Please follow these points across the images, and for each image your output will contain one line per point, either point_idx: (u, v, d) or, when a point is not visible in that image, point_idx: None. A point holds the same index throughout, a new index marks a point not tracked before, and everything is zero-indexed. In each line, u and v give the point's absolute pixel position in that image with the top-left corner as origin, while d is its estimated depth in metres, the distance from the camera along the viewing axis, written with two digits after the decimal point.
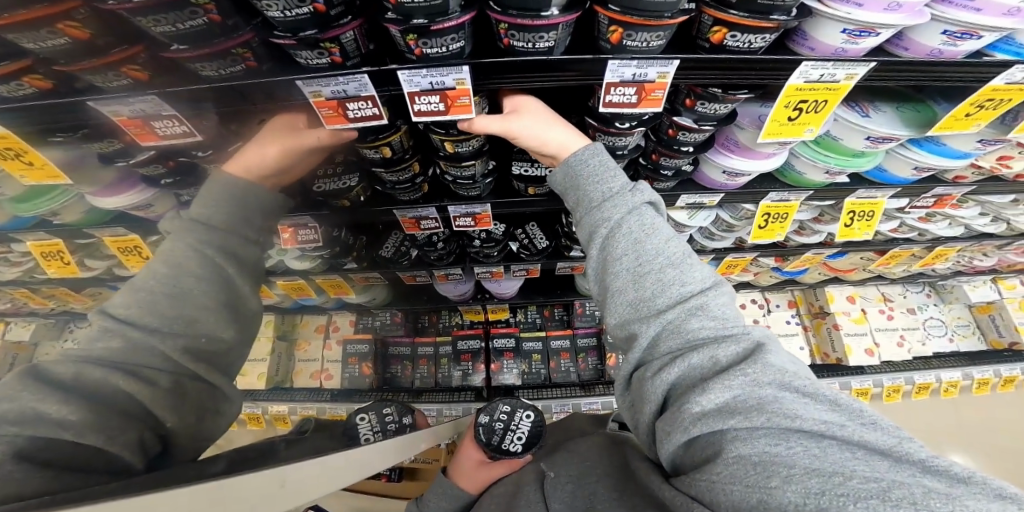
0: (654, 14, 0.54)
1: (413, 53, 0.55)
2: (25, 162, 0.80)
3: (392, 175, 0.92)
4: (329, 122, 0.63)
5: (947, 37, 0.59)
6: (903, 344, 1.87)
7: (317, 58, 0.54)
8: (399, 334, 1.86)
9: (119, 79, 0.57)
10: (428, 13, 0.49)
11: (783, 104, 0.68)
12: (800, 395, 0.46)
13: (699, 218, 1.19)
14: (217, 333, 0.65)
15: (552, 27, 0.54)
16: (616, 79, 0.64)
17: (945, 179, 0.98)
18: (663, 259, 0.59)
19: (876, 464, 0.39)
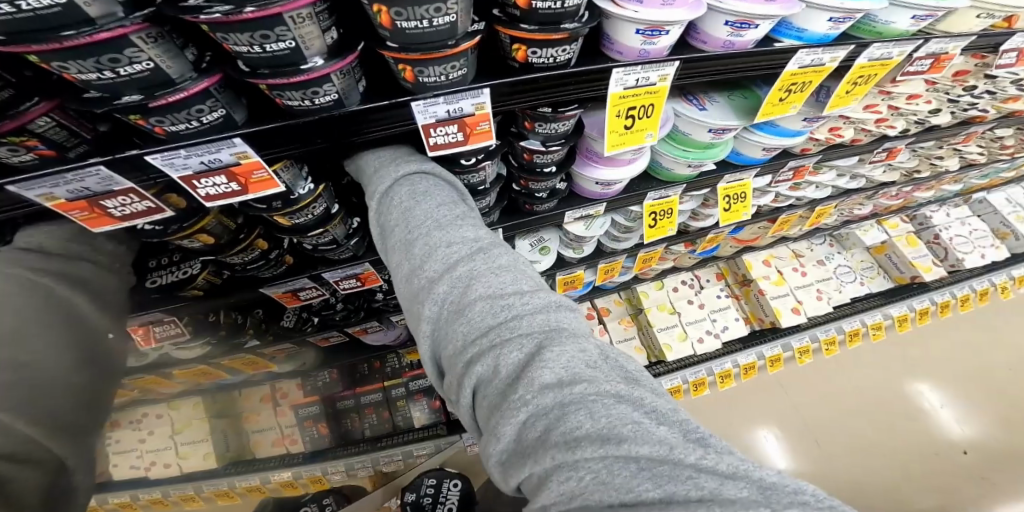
0: (435, 46, 0.49)
1: (157, 132, 0.46)
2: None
3: (236, 257, 0.74)
4: (90, 226, 0.52)
5: (730, 28, 0.60)
6: (822, 297, 1.95)
7: (12, 155, 0.43)
8: (340, 390, 1.55)
9: None
10: (141, 87, 0.41)
11: (614, 114, 0.67)
12: (589, 396, 0.39)
13: (596, 227, 1.15)
14: (65, 378, 0.50)
15: (322, 77, 0.47)
16: (432, 119, 0.58)
17: (795, 152, 1.04)
18: (430, 225, 0.54)
19: (659, 473, 0.33)
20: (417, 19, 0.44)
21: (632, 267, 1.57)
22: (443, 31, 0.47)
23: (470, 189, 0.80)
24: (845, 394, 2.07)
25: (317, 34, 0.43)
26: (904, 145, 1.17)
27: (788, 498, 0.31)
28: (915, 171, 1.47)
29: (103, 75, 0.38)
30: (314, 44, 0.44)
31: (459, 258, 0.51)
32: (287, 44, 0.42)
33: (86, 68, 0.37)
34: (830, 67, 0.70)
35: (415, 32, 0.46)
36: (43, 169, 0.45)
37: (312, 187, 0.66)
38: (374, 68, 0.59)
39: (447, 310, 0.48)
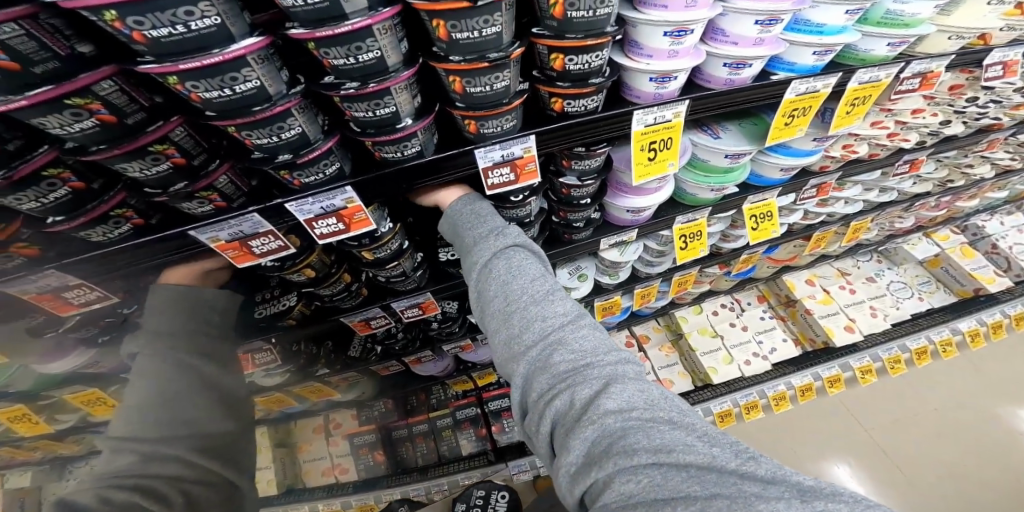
0: (495, 104, 0.63)
1: (294, 184, 0.62)
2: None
3: (327, 289, 0.89)
4: (237, 261, 0.67)
5: (729, 68, 0.73)
6: (876, 313, 1.89)
7: (200, 207, 0.59)
8: (395, 418, 1.67)
9: (11, 261, 0.55)
10: (292, 148, 0.56)
11: (638, 148, 0.79)
12: (647, 423, 0.50)
13: (630, 252, 1.23)
14: (215, 426, 0.72)
15: (411, 135, 0.62)
16: (490, 163, 0.72)
17: (814, 170, 1.11)
18: (523, 295, 0.66)
19: (707, 478, 0.43)
20: (482, 85, 0.59)
21: (668, 292, 1.62)
22: (500, 92, 0.62)
23: (517, 222, 0.92)
24: (916, 414, 1.92)
25: (408, 100, 0.58)
26: (924, 157, 1.21)
27: (821, 497, 0.40)
28: (948, 180, 1.48)
29: (271, 140, 0.54)
30: (406, 107, 0.59)
31: (552, 327, 0.62)
32: (390, 109, 0.57)
33: (263, 135, 0.52)
34: (824, 92, 0.80)
35: (479, 94, 0.61)
36: (216, 216, 0.61)
37: (391, 225, 0.81)
38: (442, 125, 0.75)
39: (535, 364, 0.60)
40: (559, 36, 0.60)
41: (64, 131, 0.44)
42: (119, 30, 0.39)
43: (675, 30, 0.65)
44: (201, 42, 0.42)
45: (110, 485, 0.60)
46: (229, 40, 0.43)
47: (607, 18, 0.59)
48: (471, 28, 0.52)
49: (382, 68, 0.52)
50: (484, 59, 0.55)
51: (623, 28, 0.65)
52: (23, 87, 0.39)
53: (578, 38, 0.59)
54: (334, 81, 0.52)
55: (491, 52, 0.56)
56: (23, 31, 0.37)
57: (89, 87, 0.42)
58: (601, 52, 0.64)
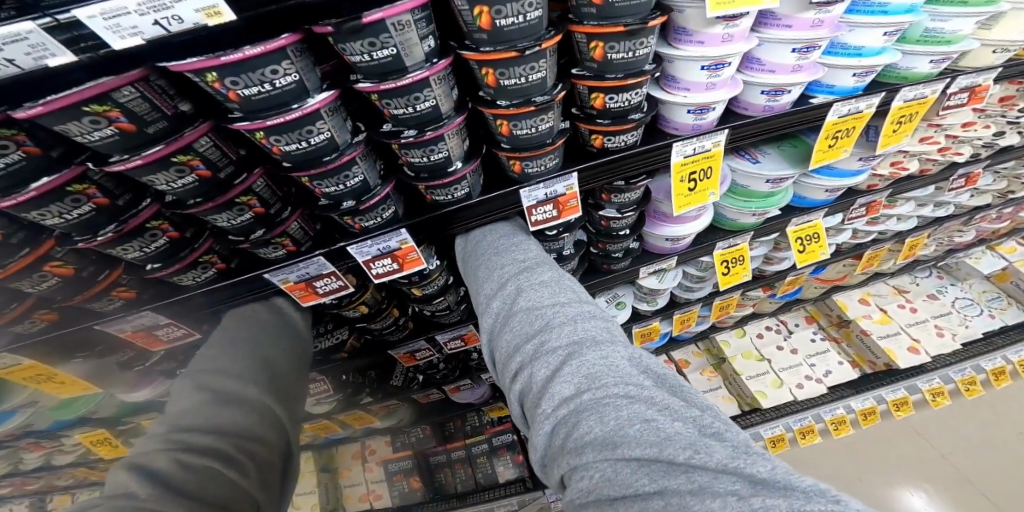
0: (538, 145, 0.68)
1: (355, 228, 0.69)
2: (56, 383, 0.82)
3: (378, 323, 0.95)
4: (303, 300, 0.76)
5: (767, 95, 0.74)
6: (943, 333, 1.76)
7: (274, 251, 0.69)
8: (432, 444, 1.63)
9: (113, 302, 0.70)
10: (355, 196, 0.63)
11: (678, 178, 0.81)
12: (599, 396, 0.42)
13: (668, 279, 1.21)
14: (280, 387, 0.65)
15: (460, 178, 0.67)
16: (533, 201, 0.76)
17: (861, 189, 1.08)
18: (502, 272, 0.63)
19: (652, 470, 0.35)
20: (527, 127, 0.64)
21: (709, 316, 1.56)
22: (544, 133, 0.67)
23: (557, 254, 0.93)
24: (1005, 440, 1.73)
25: (458, 145, 0.64)
26: (981, 170, 1.16)
27: (776, 491, 0.31)
28: (1008, 191, 1.40)
29: (338, 187, 0.61)
30: (457, 151, 0.64)
31: (513, 279, 0.61)
32: (442, 154, 0.62)
33: (331, 184, 0.60)
34: (868, 113, 0.79)
35: (525, 136, 0.66)
36: (287, 259, 0.70)
37: (438, 262, 0.85)
38: (485, 166, 0.80)
39: (501, 319, 0.57)
40: (600, 77, 0.65)
41: (170, 187, 0.53)
42: (218, 91, 0.46)
43: (712, 64, 0.68)
44: (281, 99, 0.48)
45: (179, 439, 0.52)
46: (305, 93, 0.49)
47: (645, 57, 0.64)
48: (518, 74, 0.58)
49: (436, 116, 0.58)
50: (530, 103, 0.60)
51: (661, 65, 0.69)
52: (139, 148, 0.48)
53: (618, 77, 0.64)
54: (393, 129, 0.58)
55: (537, 96, 0.61)
56: (140, 94, 0.45)
57: (191, 145, 0.51)
58: (640, 89, 0.68)
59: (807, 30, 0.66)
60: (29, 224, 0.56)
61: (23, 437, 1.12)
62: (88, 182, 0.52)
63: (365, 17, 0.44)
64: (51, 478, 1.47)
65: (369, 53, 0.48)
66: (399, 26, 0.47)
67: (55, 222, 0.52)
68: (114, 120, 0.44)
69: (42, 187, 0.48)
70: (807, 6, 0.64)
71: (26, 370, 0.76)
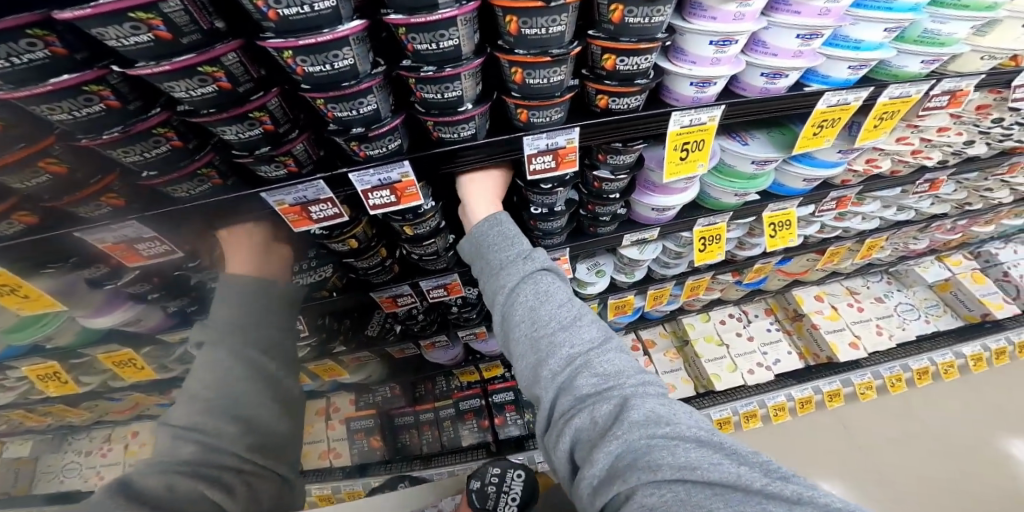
0: (547, 96, 0.71)
1: (359, 155, 0.72)
2: (20, 295, 0.85)
3: (365, 261, 0.99)
4: (296, 224, 0.79)
5: (765, 78, 0.79)
6: (882, 332, 1.93)
7: (275, 169, 0.70)
8: (401, 405, 1.74)
9: (100, 208, 0.70)
10: (365, 123, 0.66)
11: (672, 147, 0.86)
12: (671, 440, 0.53)
13: (649, 251, 1.28)
14: (270, 424, 0.74)
15: (469, 118, 0.71)
16: (535, 150, 0.80)
17: (835, 183, 1.15)
18: (552, 326, 0.67)
19: (734, 498, 0.46)
20: (541, 77, 0.66)
21: (680, 296, 1.66)
22: (554, 85, 0.70)
23: (548, 210, 0.98)
24: (924, 431, 1.93)
25: (471, 87, 0.67)
26: (945, 177, 1.25)
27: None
28: (965, 203, 1.51)
29: (350, 113, 0.63)
30: (469, 93, 0.68)
31: (579, 353, 0.65)
32: (456, 93, 0.66)
33: (344, 109, 0.62)
34: (855, 105, 0.84)
35: (536, 85, 0.69)
36: (287, 179, 0.73)
37: (434, 203, 0.88)
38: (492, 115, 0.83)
39: (564, 388, 0.63)
40: (614, 40, 0.67)
41: (188, 95, 0.55)
42: (259, 8, 0.49)
43: (721, 40, 0.71)
44: (316, 21, 0.51)
45: (168, 475, 0.62)
46: (338, 20, 0.52)
47: (659, 26, 0.66)
48: (540, 25, 0.60)
49: (456, 56, 0.61)
50: (546, 54, 0.63)
51: (672, 36, 0.72)
52: (169, 56, 0.50)
53: (632, 41, 0.67)
54: (412, 64, 0.61)
55: (553, 49, 0.64)
56: (182, 6, 0.47)
57: (219, 58, 0.53)
58: (649, 55, 0.71)
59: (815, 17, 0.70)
60: (32, 119, 0.58)
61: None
62: (105, 84, 0.53)
63: None
64: None
65: None
66: None
67: (64, 118, 0.54)
68: (154, 28, 0.47)
69: (61, 83, 0.50)
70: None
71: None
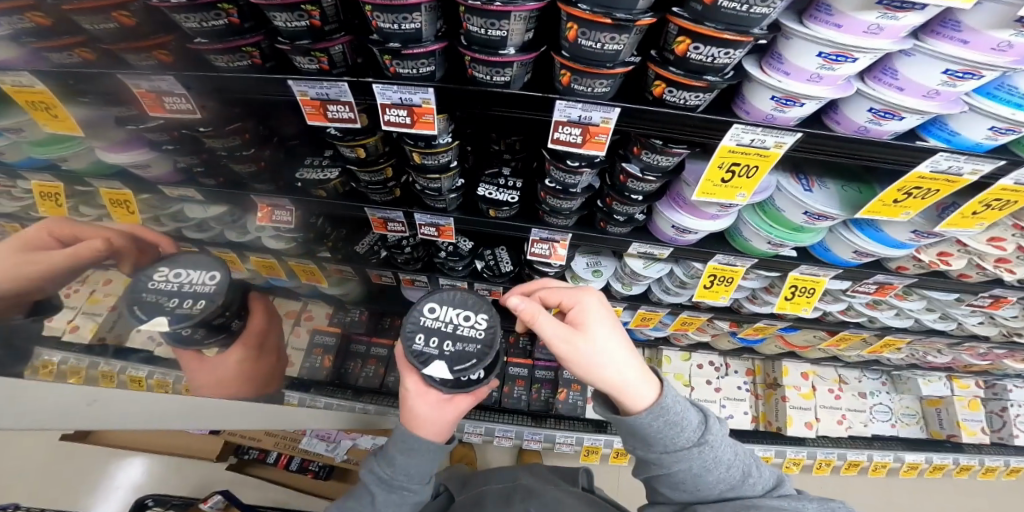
0: (596, 62, 0.59)
1: (389, 70, 0.65)
2: (51, 115, 0.88)
3: (366, 175, 0.92)
4: (310, 118, 0.75)
5: (872, 115, 0.63)
6: (842, 421, 1.83)
7: (308, 64, 0.66)
8: (360, 331, 1.68)
9: (148, 60, 0.73)
10: (403, 40, 0.59)
11: (717, 163, 0.72)
12: None
13: (653, 270, 1.16)
14: None
15: (508, 64, 0.61)
16: (564, 118, 0.68)
17: (889, 267, 1.00)
18: (718, 475, 0.69)
19: None
20: (594, 40, 0.55)
21: (669, 326, 1.53)
22: (608, 54, 0.58)
23: (562, 189, 0.85)
24: None
25: (520, 32, 0.58)
26: (1012, 298, 1.09)
27: None
28: (1016, 333, 1.35)
29: (394, 27, 0.57)
30: (515, 37, 0.59)
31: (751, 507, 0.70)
32: (501, 33, 0.57)
33: (389, 21, 0.56)
34: (965, 179, 0.69)
35: (588, 49, 0.57)
36: (316, 75, 0.68)
37: (450, 140, 0.79)
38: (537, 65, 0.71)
39: None
40: (697, 22, 0.54)
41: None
42: None
43: (833, 54, 0.56)
44: None
45: None
46: None
47: (760, 19, 0.52)
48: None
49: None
50: (609, 16, 0.52)
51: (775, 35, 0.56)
52: None
53: (716, 28, 0.53)
54: None
55: (620, 12, 0.52)
56: None
57: None
58: (734, 50, 0.56)
59: (982, 53, 0.52)
60: None
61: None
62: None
63: None
64: None
65: None
66: None
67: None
68: None
69: None
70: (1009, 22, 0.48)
71: (35, 96, 0.83)
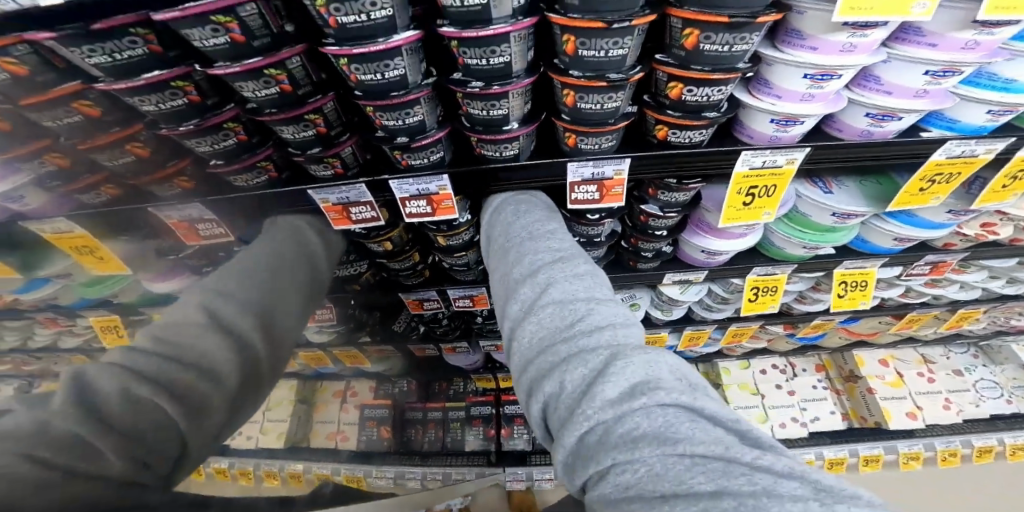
0: (599, 122, 0.65)
1: (401, 163, 0.69)
2: (97, 257, 0.91)
3: (395, 263, 0.97)
4: (335, 223, 0.77)
5: (871, 119, 0.66)
6: (951, 406, 1.68)
7: (322, 169, 0.70)
8: (413, 400, 1.65)
9: (172, 189, 0.76)
10: (410, 133, 0.63)
11: (735, 189, 0.76)
12: (652, 388, 0.36)
13: (691, 293, 1.16)
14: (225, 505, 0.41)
15: (513, 138, 0.66)
16: (578, 178, 0.73)
17: (935, 245, 0.98)
18: (561, 327, 0.45)
19: (724, 468, 0.29)
20: (594, 102, 0.60)
21: (719, 340, 1.49)
22: (608, 112, 0.63)
23: (587, 240, 0.89)
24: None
25: (520, 106, 0.63)
26: None
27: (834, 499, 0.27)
28: None
29: (398, 122, 0.61)
30: (516, 111, 0.63)
31: (541, 267, 0.53)
32: (502, 111, 0.61)
33: (392, 118, 0.60)
34: (983, 159, 0.71)
35: (589, 110, 0.62)
36: (333, 179, 0.72)
37: (469, 218, 0.83)
38: (538, 133, 0.77)
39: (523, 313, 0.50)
40: (684, 67, 0.59)
41: (254, 95, 0.56)
42: (321, 14, 0.48)
43: (818, 74, 0.60)
44: (369, 31, 0.49)
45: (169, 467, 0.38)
46: (393, 28, 0.50)
47: (742, 54, 0.58)
48: (598, 47, 0.54)
49: (487, 18, 0.50)
50: (603, 78, 0.57)
51: (756, 65, 0.62)
52: (239, 56, 0.51)
53: (704, 70, 0.58)
54: (462, 78, 0.57)
55: (611, 73, 0.57)
56: (258, 11, 0.48)
57: (283, 61, 0.53)
58: (725, 86, 0.62)
59: (952, 53, 0.56)
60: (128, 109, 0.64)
61: (43, 311, 1.20)
62: (151, 28, 0.51)
63: None
64: (49, 362, 1.53)
65: (486, 58, 0.54)
66: None
67: (102, 61, 0.51)
68: (230, 31, 0.48)
69: (152, 79, 0.53)
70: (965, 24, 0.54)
71: (78, 240, 0.85)
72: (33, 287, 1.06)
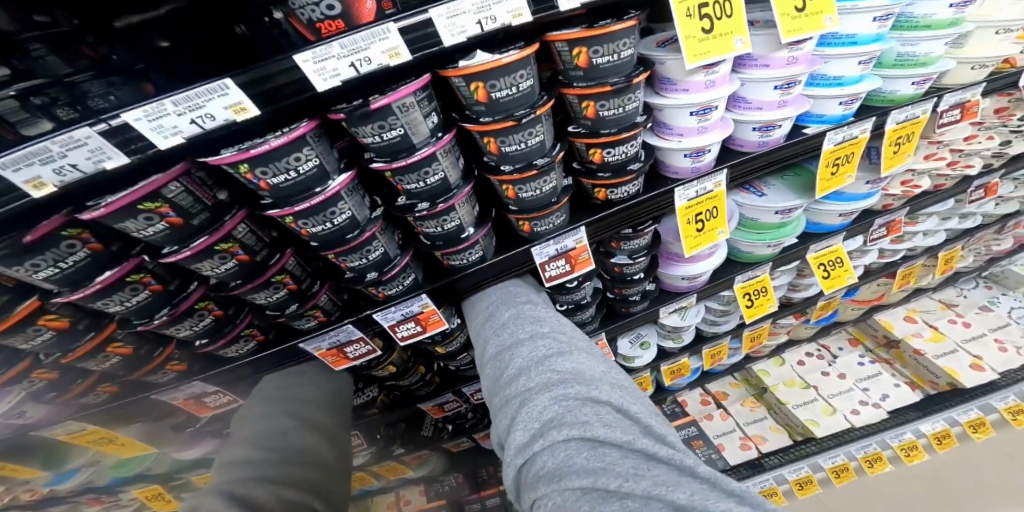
0: (545, 206, 0.73)
1: (379, 296, 0.74)
2: (117, 444, 0.88)
3: (404, 381, 0.99)
4: (335, 365, 0.81)
5: (759, 131, 0.77)
6: (1005, 347, 1.60)
7: (306, 322, 0.74)
8: (466, 492, 1.50)
9: (167, 375, 0.76)
10: (379, 267, 0.69)
11: (685, 221, 0.83)
12: (552, 422, 0.43)
13: (690, 316, 1.17)
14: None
15: (474, 242, 0.73)
16: (546, 257, 0.80)
17: (877, 210, 1.08)
18: (500, 378, 0.55)
19: (599, 499, 0.35)
20: (532, 189, 0.69)
21: (741, 348, 1.49)
22: (548, 193, 0.72)
23: (575, 306, 0.94)
24: None
25: (468, 212, 0.70)
26: (996, 179, 1.19)
27: None
28: None
29: (362, 260, 0.67)
30: (467, 218, 0.70)
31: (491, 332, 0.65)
32: (454, 222, 0.68)
33: (355, 258, 0.66)
34: (863, 137, 0.83)
35: (531, 198, 0.71)
36: (319, 328, 0.76)
37: (458, 321, 0.87)
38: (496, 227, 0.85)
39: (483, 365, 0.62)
40: (596, 133, 0.69)
41: (213, 272, 0.59)
42: (251, 181, 0.53)
43: (700, 109, 0.71)
44: (307, 186, 0.55)
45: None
46: (325, 176, 0.56)
47: (635, 111, 0.68)
48: (518, 141, 0.63)
49: (408, 144, 0.57)
50: (532, 166, 0.66)
51: (652, 113, 0.72)
52: (187, 240, 0.54)
53: (612, 132, 0.68)
54: (408, 202, 0.65)
55: (539, 158, 0.66)
56: (183, 187, 0.51)
57: (231, 233, 0.57)
58: (634, 141, 0.72)
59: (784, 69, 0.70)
60: (93, 313, 0.63)
61: (85, 492, 1.06)
62: (83, 226, 0.50)
63: (373, 103, 0.51)
64: None
65: (423, 180, 0.61)
66: (403, 108, 0.53)
67: (49, 273, 0.49)
68: (164, 215, 0.50)
69: (105, 279, 0.54)
70: (778, 46, 0.68)
71: (91, 435, 0.83)
72: (62, 479, 0.97)
